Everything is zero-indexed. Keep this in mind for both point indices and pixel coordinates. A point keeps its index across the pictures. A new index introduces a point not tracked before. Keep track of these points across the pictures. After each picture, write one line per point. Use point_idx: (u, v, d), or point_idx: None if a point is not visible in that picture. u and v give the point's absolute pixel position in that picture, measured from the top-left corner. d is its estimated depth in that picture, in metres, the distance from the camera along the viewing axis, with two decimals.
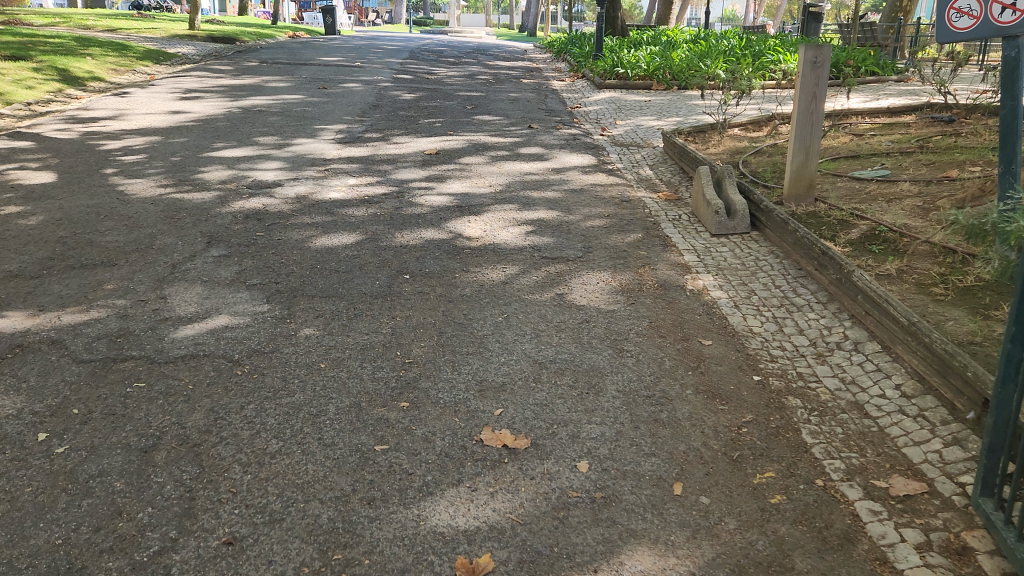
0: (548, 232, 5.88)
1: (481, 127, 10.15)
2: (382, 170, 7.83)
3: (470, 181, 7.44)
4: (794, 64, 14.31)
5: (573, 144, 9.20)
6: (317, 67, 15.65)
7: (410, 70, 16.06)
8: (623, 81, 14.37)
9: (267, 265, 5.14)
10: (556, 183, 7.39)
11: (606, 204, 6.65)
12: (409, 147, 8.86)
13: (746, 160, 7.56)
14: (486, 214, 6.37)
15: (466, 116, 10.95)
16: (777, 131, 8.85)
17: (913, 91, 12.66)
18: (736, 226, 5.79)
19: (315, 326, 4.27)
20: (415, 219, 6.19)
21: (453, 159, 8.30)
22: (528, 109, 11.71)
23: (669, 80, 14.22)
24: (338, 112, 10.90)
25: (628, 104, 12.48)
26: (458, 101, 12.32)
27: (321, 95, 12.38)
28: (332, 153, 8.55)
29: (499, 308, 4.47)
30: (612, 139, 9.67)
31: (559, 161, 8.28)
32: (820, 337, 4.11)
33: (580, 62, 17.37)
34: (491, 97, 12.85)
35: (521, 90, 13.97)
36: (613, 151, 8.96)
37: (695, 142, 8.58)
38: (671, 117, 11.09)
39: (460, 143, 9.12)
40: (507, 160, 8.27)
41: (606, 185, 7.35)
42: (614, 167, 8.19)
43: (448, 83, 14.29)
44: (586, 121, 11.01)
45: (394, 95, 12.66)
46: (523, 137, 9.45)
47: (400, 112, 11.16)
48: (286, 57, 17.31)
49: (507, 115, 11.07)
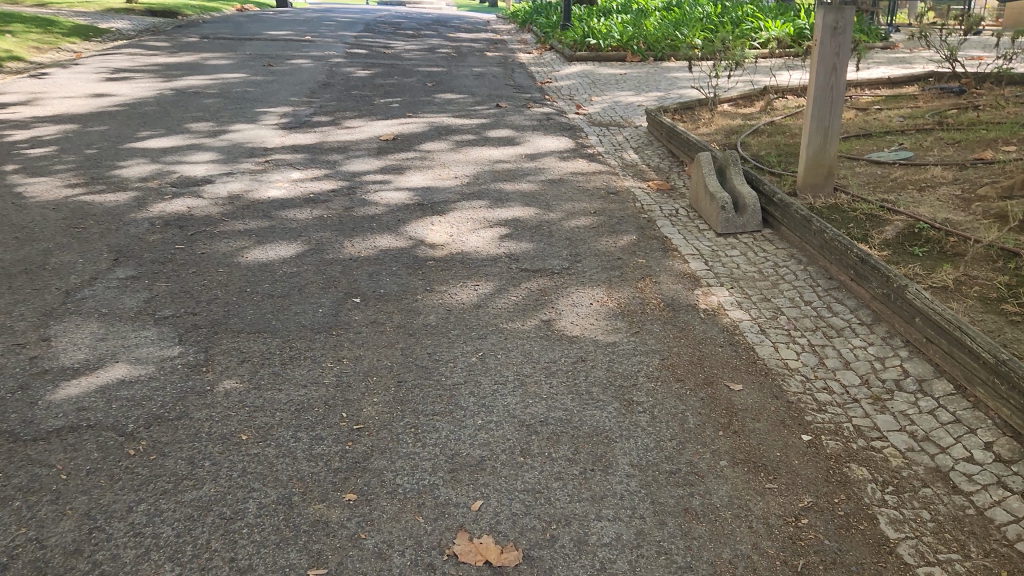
0: (526, 235, 5.00)
1: (444, 107, 9.16)
2: (332, 160, 6.84)
3: (433, 172, 6.50)
4: (774, 32, 13.49)
5: (547, 124, 8.29)
6: (263, 42, 14.40)
7: (365, 43, 14.89)
8: (594, 53, 13.43)
9: (184, 289, 4.16)
10: (531, 173, 6.49)
11: (590, 199, 5.77)
12: (363, 132, 7.86)
13: (744, 142, 6.74)
14: (452, 213, 5.46)
15: (426, 94, 9.93)
16: (771, 107, 8.06)
17: (902, 59, 11.98)
18: (745, 223, 4.99)
19: (237, 377, 3.33)
20: (368, 223, 5.25)
21: (413, 146, 7.33)
22: (495, 85, 10.72)
23: (644, 51, 13.30)
24: (284, 92, 9.81)
25: (602, 78, 11.57)
26: (418, 77, 11.28)
27: (266, 73, 11.23)
28: (276, 141, 7.52)
29: (471, 343, 3.59)
30: (589, 119, 8.77)
31: (533, 145, 7.37)
32: (872, 373, 3.32)
33: (547, 33, 16.34)
34: (453, 73, 11.83)
35: (485, 63, 12.96)
36: (591, 132, 8.08)
37: (682, 121, 7.74)
38: (650, 91, 10.22)
39: (422, 126, 8.14)
40: (475, 146, 7.33)
41: (588, 174, 6.46)
42: (594, 151, 7.31)
43: (406, 58, 13.20)
44: (559, 98, 10.09)
45: (348, 72, 11.56)
46: (491, 118, 8.50)
47: (353, 91, 10.10)
48: (230, 31, 15.96)
49: (472, 92, 10.09)
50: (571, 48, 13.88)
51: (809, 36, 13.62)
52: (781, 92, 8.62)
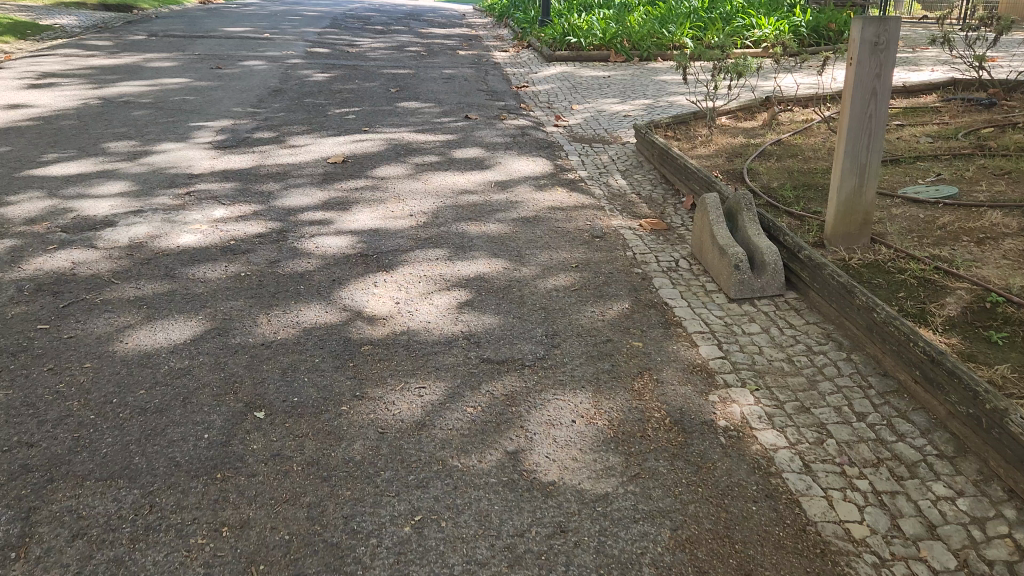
0: (492, 304, 3.97)
1: (406, 120, 8.07)
2: (267, 191, 5.75)
3: (385, 207, 5.44)
4: (769, 30, 12.52)
5: (523, 141, 7.25)
6: (215, 39, 13.10)
7: (327, 40, 13.69)
8: (576, 52, 12.38)
9: (27, 401, 3.08)
10: (502, 208, 5.45)
11: (572, 247, 4.76)
12: (309, 153, 6.76)
13: (751, 168, 5.77)
14: (401, 268, 4.41)
15: (388, 103, 8.83)
16: (777, 122, 7.10)
17: (907, 60, 11.10)
18: (765, 286, 4.02)
19: (59, 571, 2.28)
20: (295, 284, 4.20)
21: (366, 171, 6.26)
22: (466, 91, 9.64)
23: (629, 50, 12.28)
24: (226, 101, 8.63)
25: (585, 80, 10.55)
26: (381, 81, 10.16)
27: (212, 76, 10.02)
28: (205, 164, 6.39)
29: (406, 497, 2.57)
30: (570, 133, 7.75)
31: (506, 170, 6.33)
32: (972, 549, 2.35)
33: (525, 28, 15.27)
34: (420, 76, 10.73)
35: (457, 64, 11.86)
36: (573, 150, 7.06)
37: (677, 138, 6.75)
38: (638, 98, 9.22)
39: (378, 144, 7.06)
40: (438, 171, 6.28)
41: (569, 209, 5.44)
42: (576, 176, 6.29)
43: (370, 58, 12.07)
44: (537, 106, 9.04)
45: (303, 75, 10.39)
46: (458, 133, 7.44)
47: (306, 99, 8.95)
48: (180, 26, 14.59)
49: (439, 100, 9.01)
50: (550, 46, 12.80)
51: (804, 33, 12.69)
52: (786, 103, 7.67)
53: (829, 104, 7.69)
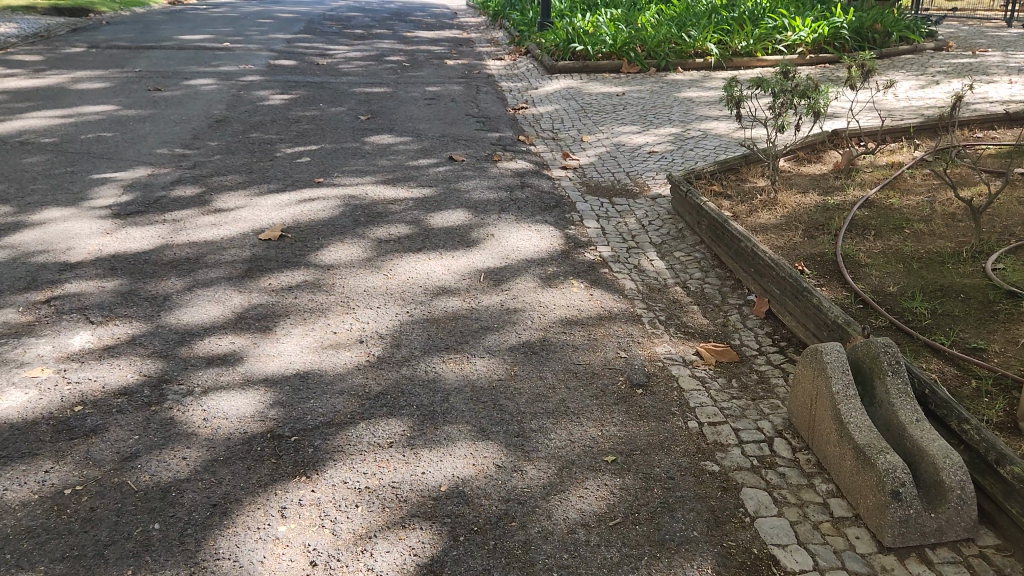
0: (477, 570, 2.29)
1: (373, 163, 6.36)
2: (160, 296, 4.05)
3: (324, 326, 3.77)
4: (804, 33, 10.86)
5: (523, 196, 5.54)
6: (165, 49, 11.28)
7: (296, 49, 11.90)
8: (582, 60, 10.69)
9: None
10: (494, 325, 3.76)
11: (601, 410, 3.07)
12: (237, 224, 5.04)
13: (845, 251, 4.08)
14: (329, 470, 2.73)
15: (354, 137, 7.10)
16: (854, 167, 5.43)
17: (974, 70, 9.44)
18: (948, 528, 2.34)
19: None
20: (147, 516, 2.51)
21: (307, 255, 4.55)
22: (451, 117, 7.91)
23: (644, 59, 10.58)
24: (151, 138, 6.88)
25: (595, 98, 8.88)
26: (351, 104, 8.44)
27: (146, 100, 8.26)
28: (91, 246, 4.67)
29: None
30: (582, 181, 6.07)
31: (501, 250, 4.64)
32: None
33: (523, 32, 13.57)
34: (398, 95, 8.99)
35: (443, 78, 10.11)
36: (589, 210, 5.36)
37: (726, 197, 5.09)
38: (661, 125, 7.55)
39: (332, 205, 5.36)
40: (408, 253, 4.60)
41: (592, 326, 3.76)
42: (596, 258, 4.60)
43: (343, 71, 10.35)
44: (538, 138, 7.37)
45: (257, 97, 8.64)
46: (438, 185, 5.74)
47: (253, 132, 7.21)
48: (129, 33, 12.73)
49: (418, 131, 7.31)
50: (552, 54, 11.07)
51: (846, 36, 10.96)
52: (859, 137, 5.99)
53: (913, 137, 6.03)
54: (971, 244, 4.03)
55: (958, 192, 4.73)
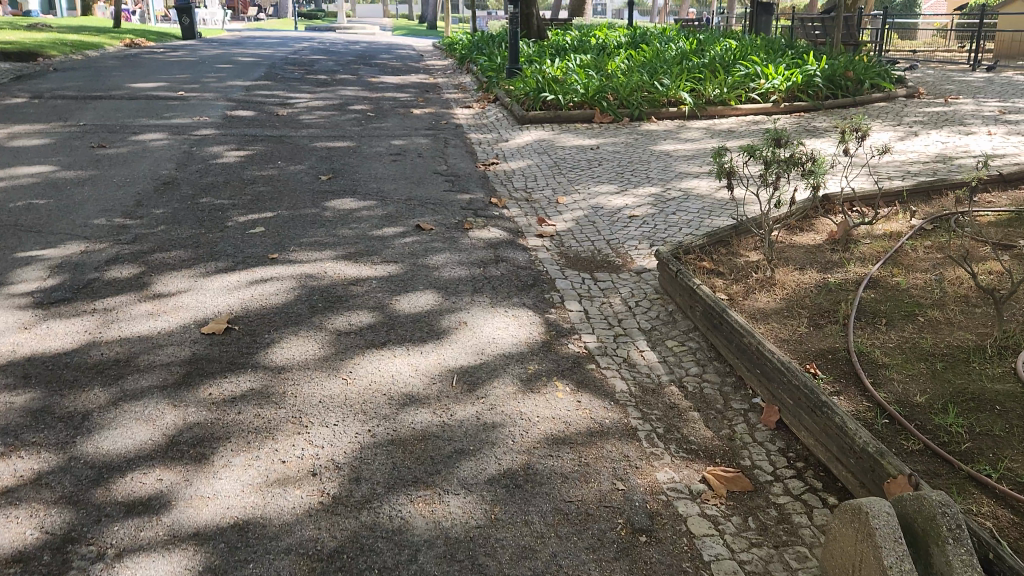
0: None
1: (334, 233, 5.86)
2: (78, 414, 3.47)
3: (270, 452, 3.22)
4: (777, 82, 10.72)
5: (497, 273, 5.08)
6: (114, 98, 10.70)
7: (254, 98, 11.41)
8: (553, 109, 10.37)
9: None
10: (469, 447, 3.24)
11: (599, 572, 2.57)
12: (177, 314, 4.49)
13: (859, 347, 3.67)
14: None
15: (313, 201, 6.60)
16: (851, 238, 5.08)
17: (951, 120, 9.32)
18: None
19: None
20: None
21: (255, 354, 4.01)
22: (418, 175, 7.46)
23: (616, 108, 10.30)
24: (89, 205, 6.29)
25: (569, 152, 8.52)
26: (311, 161, 7.95)
27: (88, 159, 7.67)
28: (4, 345, 4.07)
29: None
30: (561, 253, 5.64)
31: (474, 344, 4.16)
32: None
33: (492, 77, 13.27)
34: (362, 150, 8.53)
35: (409, 130, 9.69)
36: (570, 288, 4.92)
37: (719, 277, 4.68)
38: (640, 184, 7.19)
39: (287, 287, 4.84)
40: (370, 349, 4.08)
41: (582, 445, 3.27)
42: (581, 350, 4.14)
43: (304, 123, 9.87)
44: (511, 199, 6.95)
45: (210, 154, 8.10)
46: (404, 261, 5.25)
47: (203, 197, 6.66)
48: (78, 80, 12.13)
49: (383, 193, 6.83)
50: (522, 103, 10.73)
51: (820, 84, 10.83)
52: (852, 202, 5.67)
53: (907, 201, 5.72)
54: (996, 338, 3.65)
55: (969, 272, 4.38)
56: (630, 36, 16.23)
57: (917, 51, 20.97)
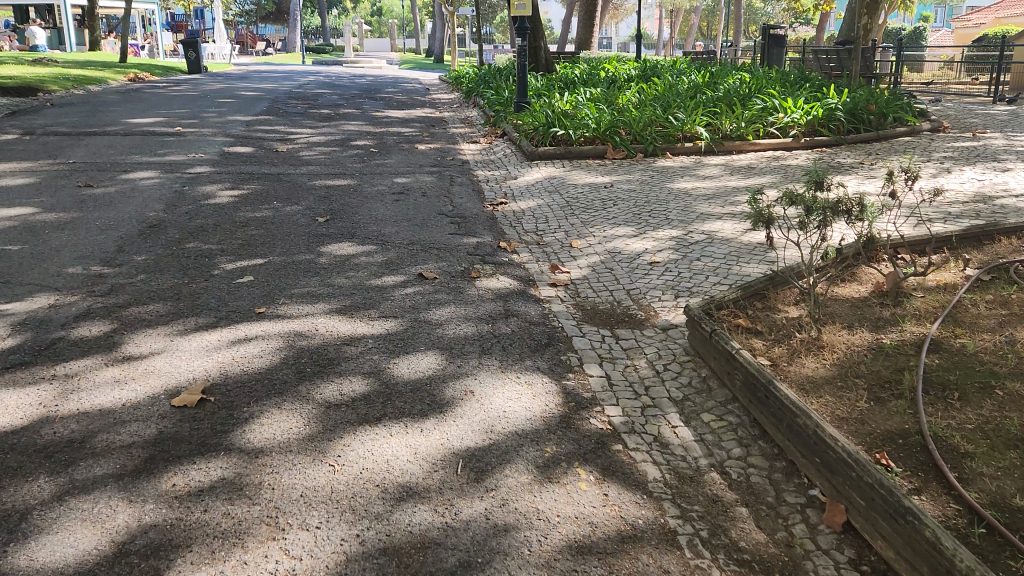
0: None
1: (329, 282, 5.37)
2: (16, 514, 2.94)
3: (238, 564, 2.68)
4: (797, 115, 10.40)
5: (507, 330, 4.56)
6: (108, 135, 10.32)
7: (254, 134, 11.04)
8: (564, 145, 9.97)
9: None
10: (477, 558, 2.70)
11: None
12: (145, 381, 3.97)
13: (934, 429, 3.13)
14: None
15: (308, 246, 6.12)
16: (902, 290, 4.57)
17: (984, 154, 8.92)
18: None
19: None
20: None
21: (229, 433, 3.49)
22: (422, 217, 7.00)
23: (630, 144, 9.88)
24: (66, 251, 5.83)
25: (582, 190, 8.07)
26: (309, 201, 7.51)
27: (72, 199, 7.24)
28: None
29: None
30: (577, 306, 5.14)
31: (482, 418, 3.63)
32: None
33: (500, 111, 12.94)
34: (363, 189, 8.09)
35: (413, 167, 9.28)
36: (589, 348, 4.40)
37: (758, 337, 4.16)
38: (660, 225, 6.71)
39: (273, 347, 4.33)
40: (364, 424, 3.56)
41: (612, 556, 2.73)
42: (605, 428, 3.61)
43: (303, 159, 9.47)
44: (521, 242, 6.47)
45: (203, 193, 7.66)
46: (404, 314, 4.75)
47: (190, 241, 6.19)
48: (74, 115, 11.80)
49: (384, 237, 6.36)
50: (531, 138, 10.34)
51: (842, 117, 10.47)
52: (896, 249, 5.17)
53: (956, 247, 5.22)
54: None
55: None
56: (641, 69, 15.96)
57: (930, 83, 20.69)
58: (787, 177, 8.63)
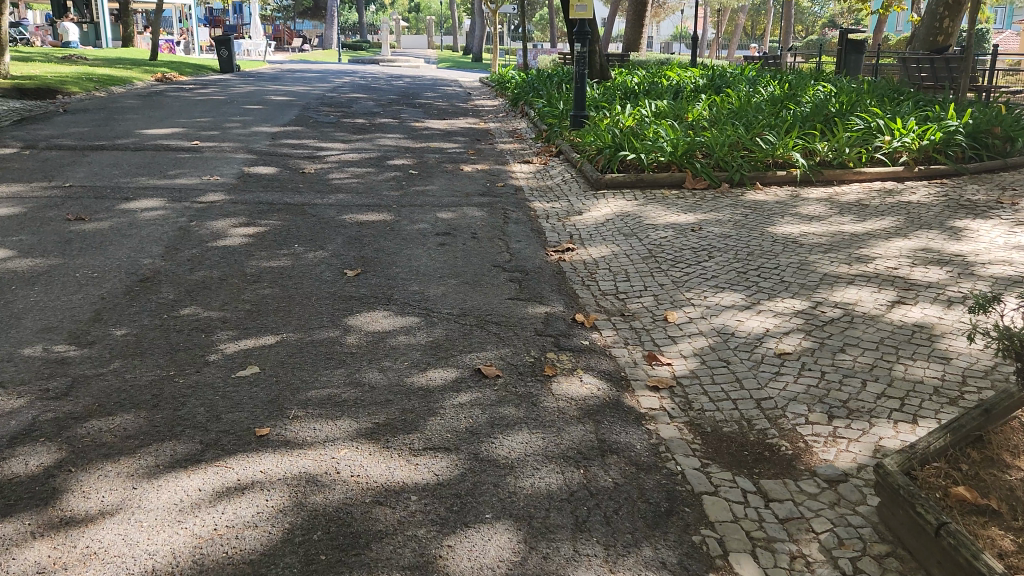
0: None
1: (359, 377, 4.06)
2: None
3: None
4: (908, 140, 8.99)
5: (607, 482, 3.18)
6: (117, 150, 9.16)
7: (279, 150, 9.82)
8: (634, 171, 8.60)
9: None
10: None
11: None
12: (83, 572, 2.63)
13: None
14: None
15: (333, 315, 4.82)
16: None
17: None
18: None
19: None
20: None
21: None
22: (473, 272, 5.68)
23: (711, 171, 8.48)
24: (29, 319, 4.59)
25: (665, 235, 6.69)
26: (337, 244, 6.23)
27: (56, 239, 6.03)
28: None
29: None
30: (695, 428, 3.75)
31: None
32: None
33: (553, 124, 11.61)
34: (402, 227, 6.80)
35: (459, 196, 7.98)
36: (731, 520, 3.00)
37: (1000, 528, 2.74)
38: (777, 294, 5.30)
39: (275, 503, 3.02)
40: None
41: None
42: None
43: (333, 184, 8.22)
44: (602, 314, 5.12)
45: (212, 232, 6.42)
46: (459, 444, 3.42)
47: (186, 304, 4.92)
48: (85, 124, 10.69)
49: (428, 303, 5.05)
50: (595, 162, 8.99)
51: (962, 143, 9.08)
52: None
53: None
54: None
55: None
56: (707, 77, 14.55)
57: None
58: (911, 219, 7.14)
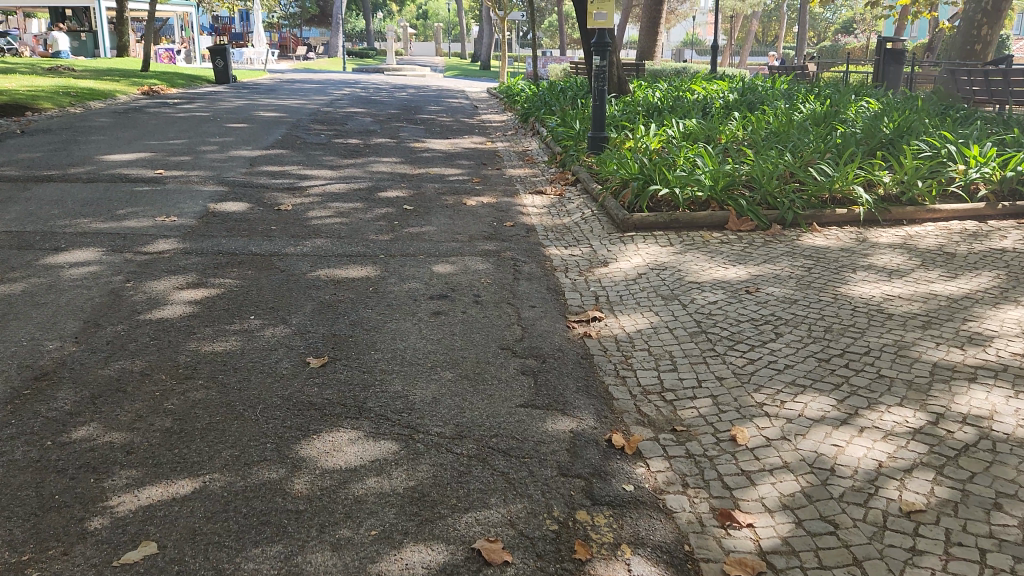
0: None
1: (302, 560, 2.76)
2: None
3: None
4: (988, 172, 7.66)
5: None
6: (65, 182, 7.92)
7: (255, 180, 8.56)
8: (667, 209, 7.30)
9: None
10: None
11: None
12: None
13: None
14: None
15: (281, 438, 3.52)
16: None
17: None
18: None
19: None
20: None
21: None
22: (475, 362, 4.37)
23: (758, 208, 7.17)
24: None
25: (715, 299, 5.37)
26: (303, 315, 4.95)
27: None
28: None
29: None
30: None
31: None
32: None
33: (569, 147, 10.32)
34: (388, 287, 5.51)
35: (461, 241, 6.68)
36: None
37: None
38: (879, 398, 3.96)
39: None
40: None
41: None
42: None
43: (311, 225, 6.95)
44: (648, 429, 3.79)
45: (149, 298, 5.14)
46: None
47: (81, 421, 3.62)
48: (39, 148, 9.47)
49: (411, 416, 3.75)
50: (620, 195, 7.69)
51: None
52: None
53: None
54: None
55: None
56: (736, 92, 13.25)
57: None
58: (1014, 275, 5.82)
